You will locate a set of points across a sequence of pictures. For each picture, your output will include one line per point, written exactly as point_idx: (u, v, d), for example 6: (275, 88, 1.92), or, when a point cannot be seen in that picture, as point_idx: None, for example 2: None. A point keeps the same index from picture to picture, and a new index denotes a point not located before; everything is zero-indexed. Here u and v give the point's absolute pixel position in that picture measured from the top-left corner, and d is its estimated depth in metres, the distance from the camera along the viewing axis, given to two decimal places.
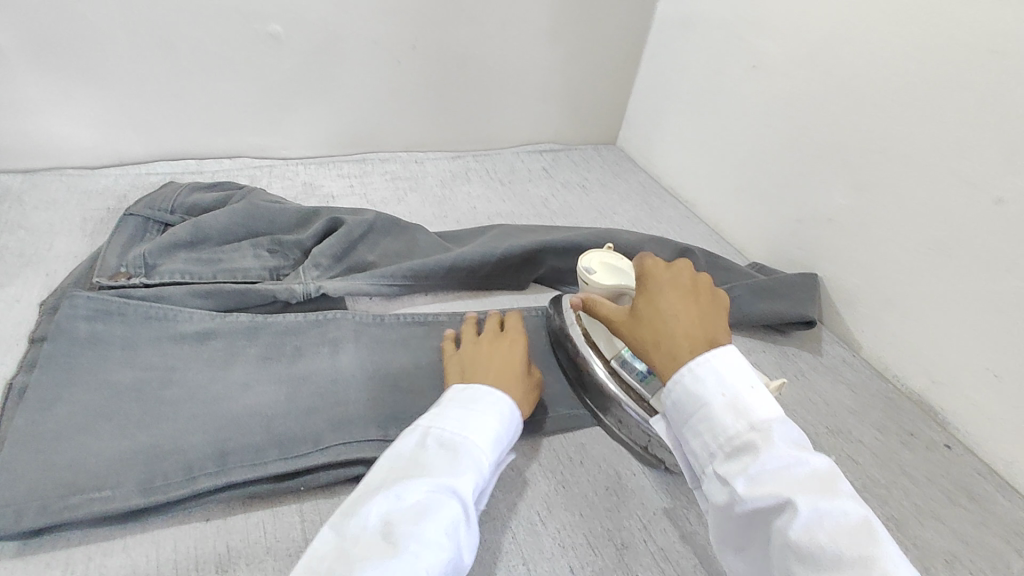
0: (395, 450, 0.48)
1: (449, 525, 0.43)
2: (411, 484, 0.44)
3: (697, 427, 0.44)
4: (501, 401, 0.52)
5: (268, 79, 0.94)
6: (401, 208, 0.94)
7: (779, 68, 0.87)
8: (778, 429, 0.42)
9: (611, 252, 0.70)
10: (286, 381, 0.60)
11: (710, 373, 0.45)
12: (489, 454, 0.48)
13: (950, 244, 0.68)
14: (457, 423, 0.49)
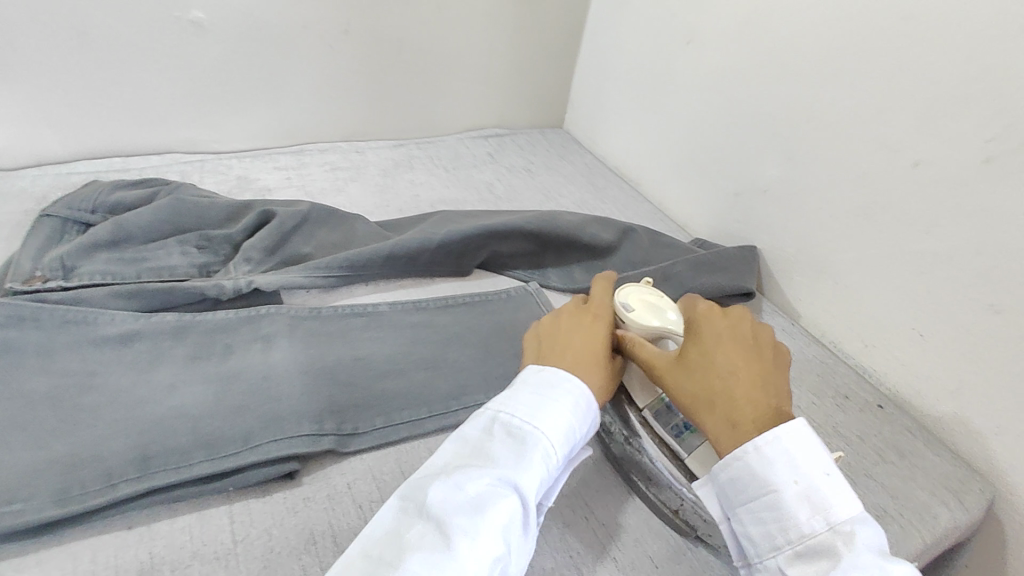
0: (462, 434, 0.47)
1: (504, 521, 0.41)
2: (473, 473, 0.43)
3: (763, 514, 0.44)
4: (582, 389, 0.50)
5: (193, 69, 0.90)
6: (341, 199, 0.92)
7: (713, 42, 0.88)
8: (860, 532, 0.41)
9: (650, 287, 0.62)
10: (215, 381, 0.58)
11: (783, 459, 0.44)
12: (558, 450, 0.46)
13: (874, 210, 0.70)
14: (530, 410, 0.47)
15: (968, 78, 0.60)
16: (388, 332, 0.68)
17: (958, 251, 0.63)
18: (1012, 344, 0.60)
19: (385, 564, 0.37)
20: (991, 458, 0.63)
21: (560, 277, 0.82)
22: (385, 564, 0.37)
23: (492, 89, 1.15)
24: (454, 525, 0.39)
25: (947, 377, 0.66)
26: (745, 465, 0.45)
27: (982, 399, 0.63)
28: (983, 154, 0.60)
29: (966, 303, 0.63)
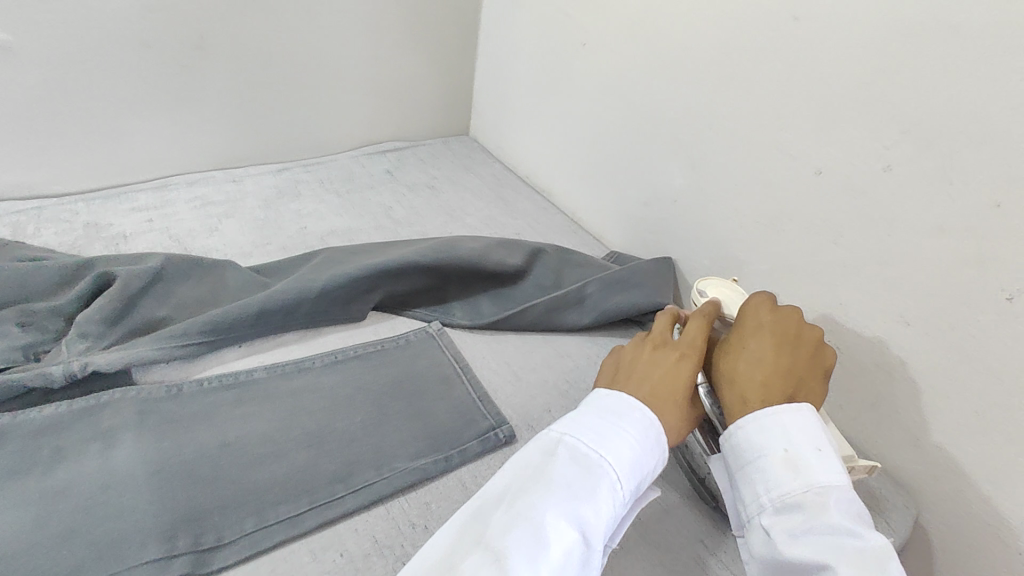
0: (524, 456, 0.45)
1: (568, 554, 0.39)
2: (535, 501, 0.41)
3: (750, 472, 0.45)
4: (650, 418, 0.48)
5: (13, 101, 0.75)
6: (212, 241, 0.80)
7: (607, 43, 0.83)
8: (838, 497, 0.42)
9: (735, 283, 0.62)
10: (34, 502, 0.47)
11: (774, 426, 0.46)
12: (625, 483, 0.44)
13: (783, 219, 0.66)
14: (597, 438, 0.45)
15: (860, 80, 0.57)
16: (262, 406, 0.58)
17: (866, 261, 0.60)
18: (926, 356, 0.57)
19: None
20: (919, 470, 0.61)
21: (466, 312, 0.75)
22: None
23: (385, 100, 1.06)
24: (512, 556, 0.38)
25: (868, 389, 0.63)
26: (740, 430, 0.47)
27: (904, 411, 0.60)
28: (882, 161, 0.56)
29: (880, 315, 0.60)
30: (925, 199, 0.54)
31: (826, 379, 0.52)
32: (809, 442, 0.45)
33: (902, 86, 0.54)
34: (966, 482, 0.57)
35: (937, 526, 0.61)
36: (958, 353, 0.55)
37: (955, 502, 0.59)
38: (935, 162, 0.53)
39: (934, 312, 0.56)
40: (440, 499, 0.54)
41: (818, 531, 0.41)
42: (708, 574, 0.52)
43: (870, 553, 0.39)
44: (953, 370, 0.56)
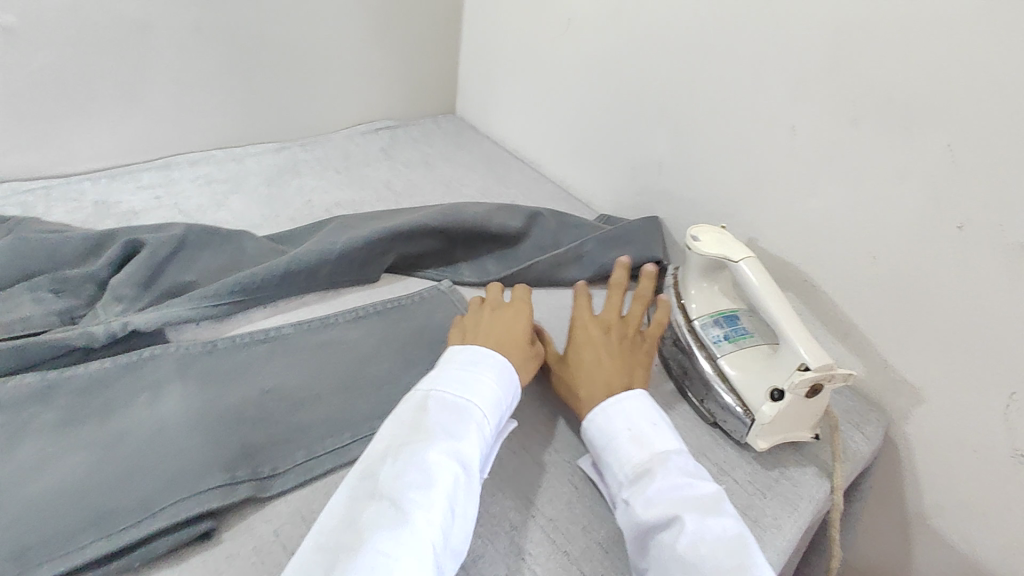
0: (397, 416, 0.51)
1: (454, 486, 0.46)
2: (420, 450, 0.47)
3: (608, 456, 0.54)
4: (500, 359, 0.55)
5: (18, 84, 0.77)
6: (222, 215, 0.83)
7: (591, 19, 0.88)
8: (675, 459, 0.52)
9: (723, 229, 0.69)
10: (98, 444, 0.50)
11: (620, 412, 0.55)
12: (489, 418, 0.51)
13: (761, 173, 0.73)
14: (460, 385, 0.52)
15: (831, 44, 0.63)
16: (294, 355, 0.63)
17: (836, 208, 0.67)
18: (889, 289, 0.65)
19: (346, 547, 0.41)
20: (886, 390, 0.69)
21: (474, 271, 0.80)
22: (346, 548, 0.41)
23: (375, 79, 1.09)
24: (406, 499, 0.44)
25: (840, 322, 0.70)
26: (593, 423, 0.56)
27: (871, 339, 0.68)
28: (850, 116, 0.64)
29: (849, 255, 0.68)
30: (887, 145, 0.62)
31: (639, 376, 0.61)
32: (646, 419, 0.55)
33: (867, 48, 0.61)
34: (925, 396, 0.66)
35: (900, 438, 0.69)
36: (917, 283, 0.63)
37: (916, 415, 0.67)
38: (896, 116, 0.61)
39: (896, 247, 0.63)
40: None
41: (663, 488, 0.50)
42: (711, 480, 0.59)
43: (705, 498, 0.49)
44: (913, 296, 0.64)
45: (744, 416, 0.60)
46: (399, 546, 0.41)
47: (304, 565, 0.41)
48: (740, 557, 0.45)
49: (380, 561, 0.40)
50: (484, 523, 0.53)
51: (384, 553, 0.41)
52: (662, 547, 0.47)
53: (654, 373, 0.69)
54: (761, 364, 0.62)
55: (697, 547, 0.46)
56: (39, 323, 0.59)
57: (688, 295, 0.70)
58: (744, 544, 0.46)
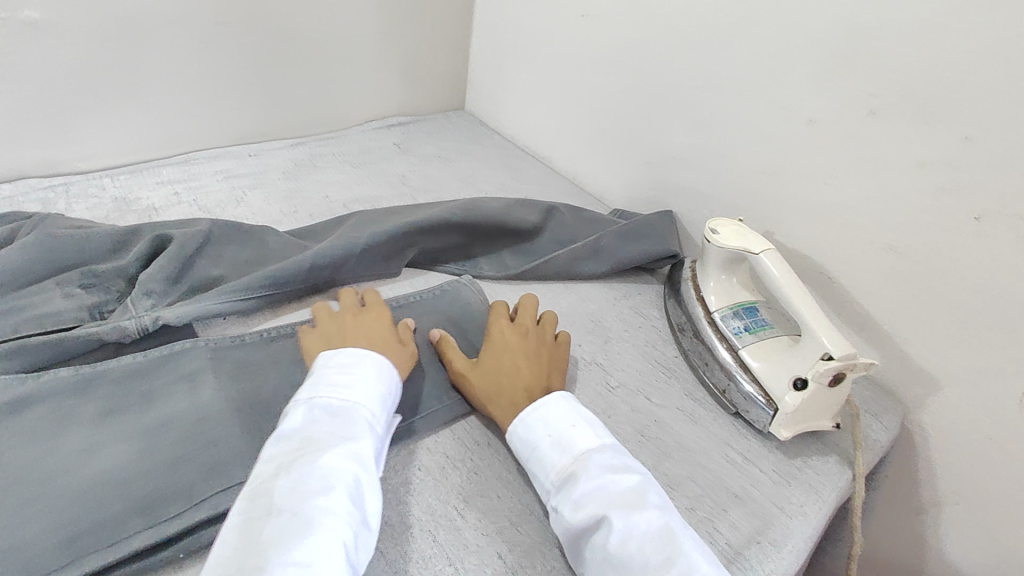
0: (281, 431, 0.48)
1: (354, 485, 0.45)
2: (313, 457, 0.45)
3: (532, 462, 0.52)
4: (375, 358, 0.54)
5: (39, 80, 0.77)
6: (242, 210, 0.84)
7: (608, 14, 0.88)
8: (596, 457, 0.51)
9: (743, 222, 0.70)
10: (137, 437, 0.51)
11: (537, 419, 0.53)
12: (376, 417, 0.51)
13: (779, 167, 0.74)
14: (342, 389, 0.51)
15: (852, 38, 0.64)
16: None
17: (855, 200, 0.68)
18: (907, 280, 0.66)
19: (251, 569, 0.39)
20: (901, 380, 0.70)
21: (492, 265, 0.81)
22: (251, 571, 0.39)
23: (388, 75, 1.09)
24: (310, 506, 0.42)
25: (857, 313, 0.71)
26: (514, 434, 0.54)
27: (888, 330, 0.69)
28: (868, 108, 0.65)
29: (868, 248, 0.69)
30: (907, 138, 0.63)
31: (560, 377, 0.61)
32: (565, 421, 0.53)
33: (888, 41, 0.62)
34: (942, 385, 0.67)
35: (917, 427, 0.70)
36: (933, 274, 0.64)
37: (932, 404, 0.68)
38: (916, 108, 0.61)
39: (913, 239, 0.65)
40: (496, 423, 0.61)
41: (589, 490, 0.48)
42: (737, 469, 0.60)
43: (629, 494, 0.48)
44: (930, 287, 0.65)
45: (766, 406, 0.61)
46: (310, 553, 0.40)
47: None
48: (669, 551, 0.44)
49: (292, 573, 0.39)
50: (517, 511, 0.53)
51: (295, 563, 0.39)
52: (595, 550, 0.46)
53: (675, 365, 0.71)
54: (782, 355, 0.63)
55: (627, 547, 0.45)
56: (71, 318, 0.59)
57: (708, 287, 0.71)
58: (672, 534, 0.46)
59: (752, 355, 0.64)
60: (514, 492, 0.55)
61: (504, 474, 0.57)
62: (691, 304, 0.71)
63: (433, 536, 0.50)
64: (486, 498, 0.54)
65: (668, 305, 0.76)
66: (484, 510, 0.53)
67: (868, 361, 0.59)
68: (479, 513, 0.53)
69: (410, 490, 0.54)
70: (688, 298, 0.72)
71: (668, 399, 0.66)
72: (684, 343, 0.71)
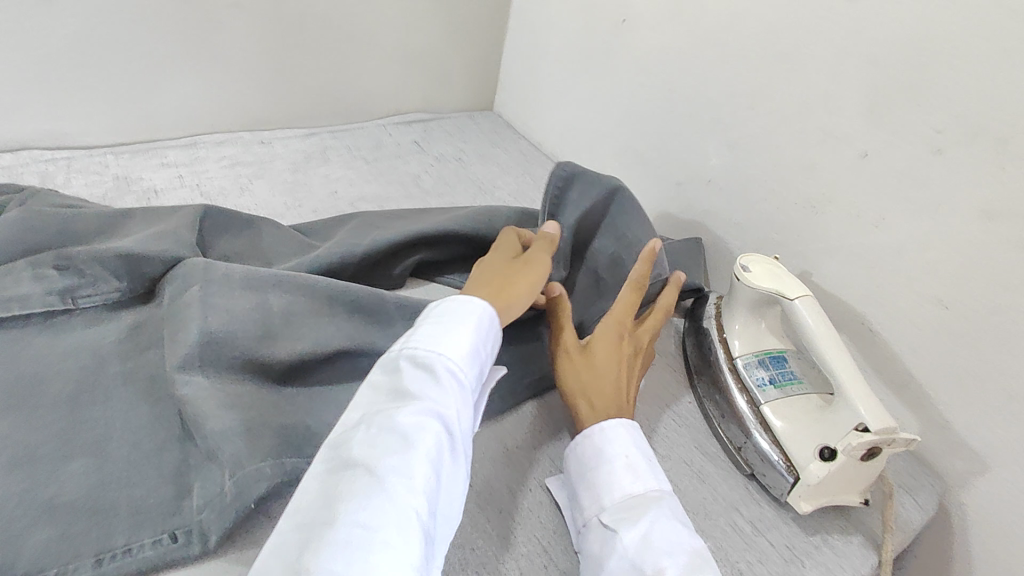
0: (374, 376, 0.45)
1: (436, 448, 0.41)
2: (396, 413, 0.42)
3: (596, 475, 0.49)
4: (474, 312, 0.49)
5: (46, 48, 0.74)
6: (245, 199, 0.80)
7: (647, 20, 0.82)
8: (668, 502, 0.47)
9: (776, 260, 0.63)
10: (87, 449, 0.47)
11: (620, 435, 0.50)
12: (467, 369, 0.46)
13: (821, 200, 0.67)
14: (436, 341, 0.46)
15: (918, 65, 0.57)
16: (242, 335, 0.51)
17: (906, 247, 0.61)
18: (957, 343, 0.59)
19: (323, 522, 0.36)
20: (942, 453, 0.62)
21: None
22: (319, 526, 0.36)
23: (413, 68, 1.05)
24: (388, 465, 0.39)
25: (895, 372, 0.64)
26: (591, 436, 0.51)
27: (931, 395, 0.61)
28: (931, 145, 0.57)
29: (917, 302, 0.61)
30: (973, 182, 0.55)
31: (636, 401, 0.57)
32: (643, 451, 0.50)
33: (960, 72, 0.54)
34: (989, 465, 0.59)
35: (954, 508, 0.62)
36: (990, 339, 0.56)
37: (975, 484, 0.60)
38: (986, 149, 0.54)
39: (969, 297, 0.57)
40: (480, 461, 0.56)
41: (657, 527, 0.44)
42: (749, 539, 0.53)
43: (695, 553, 0.44)
44: (985, 355, 0.57)
45: (787, 472, 0.54)
46: (380, 519, 0.36)
47: (282, 542, 0.36)
48: None
49: (361, 535, 0.35)
50: (491, 567, 0.48)
51: (361, 527, 0.36)
52: None
53: (687, 411, 0.64)
54: (811, 416, 0.56)
55: None
56: (39, 303, 0.55)
57: (732, 330, 0.64)
58: None
59: (774, 412, 0.57)
60: (490, 544, 0.49)
61: (480, 523, 0.51)
62: (712, 346, 0.65)
63: None
64: (459, 548, 0.49)
65: (687, 342, 0.69)
66: (454, 561, 0.48)
67: (910, 436, 0.52)
68: (448, 565, 0.47)
69: None
70: (709, 336, 0.65)
71: (676, 450, 0.60)
72: (700, 389, 0.65)
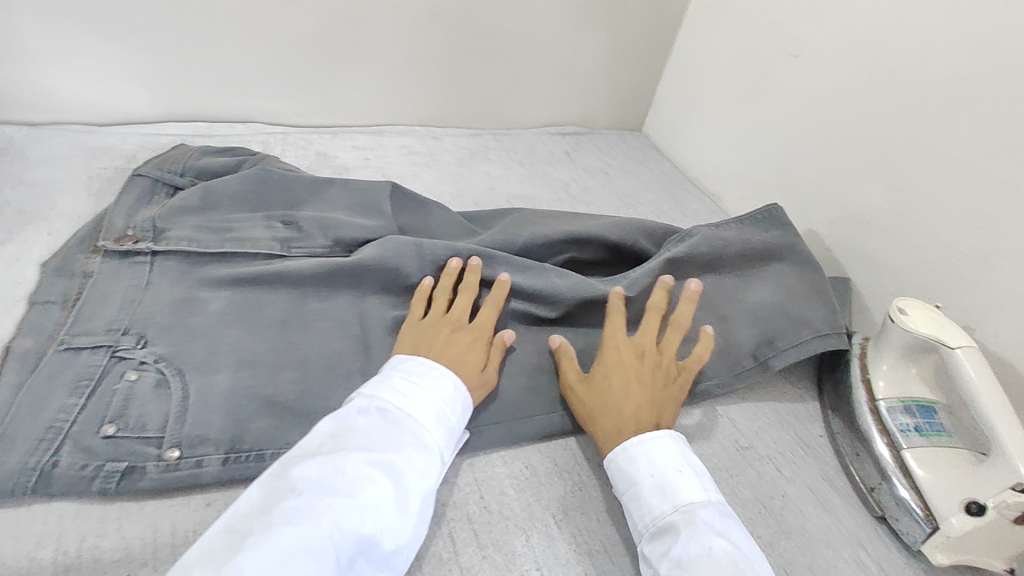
0: (337, 414, 0.49)
1: (373, 496, 0.44)
2: (345, 453, 0.45)
3: (629, 501, 0.51)
4: (448, 382, 0.53)
5: (284, 41, 0.88)
6: (417, 184, 0.91)
7: (822, 57, 0.83)
8: (701, 514, 0.48)
9: (936, 307, 0.61)
10: (293, 365, 0.57)
11: (647, 453, 0.51)
12: (428, 432, 0.50)
13: (995, 255, 0.64)
14: (405, 399, 0.50)
15: None
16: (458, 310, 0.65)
17: None
18: None
19: (253, 533, 0.39)
20: None
21: None
22: (251, 534, 0.39)
23: (574, 84, 1.12)
24: (324, 498, 0.42)
25: None
26: (617, 463, 0.52)
27: None
28: None
29: None
30: None
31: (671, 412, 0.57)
32: (675, 465, 0.51)
33: None
34: None
35: None
36: None
37: None
38: None
39: None
40: None
41: (690, 546, 0.46)
42: None
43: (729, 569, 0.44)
44: None
45: (924, 521, 0.54)
46: (303, 541, 0.40)
47: (211, 540, 0.39)
48: None
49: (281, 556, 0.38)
50: (613, 541, 0.52)
51: (287, 542, 0.39)
52: None
53: (817, 444, 0.64)
54: (960, 469, 0.55)
55: None
56: (265, 245, 0.67)
57: (876, 371, 0.63)
58: None
59: (917, 461, 0.57)
60: (614, 520, 0.53)
61: (607, 500, 0.55)
62: (852, 384, 0.64)
63: (526, 536, 0.51)
64: (585, 517, 0.53)
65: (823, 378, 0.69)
66: (581, 527, 0.52)
67: None
68: (574, 529, 0.52)
69: (513, 485, 0.55)
70: (850, 375, 0.64)
71: (801, 476, 0.60)
72: (833, 424, 0.64)
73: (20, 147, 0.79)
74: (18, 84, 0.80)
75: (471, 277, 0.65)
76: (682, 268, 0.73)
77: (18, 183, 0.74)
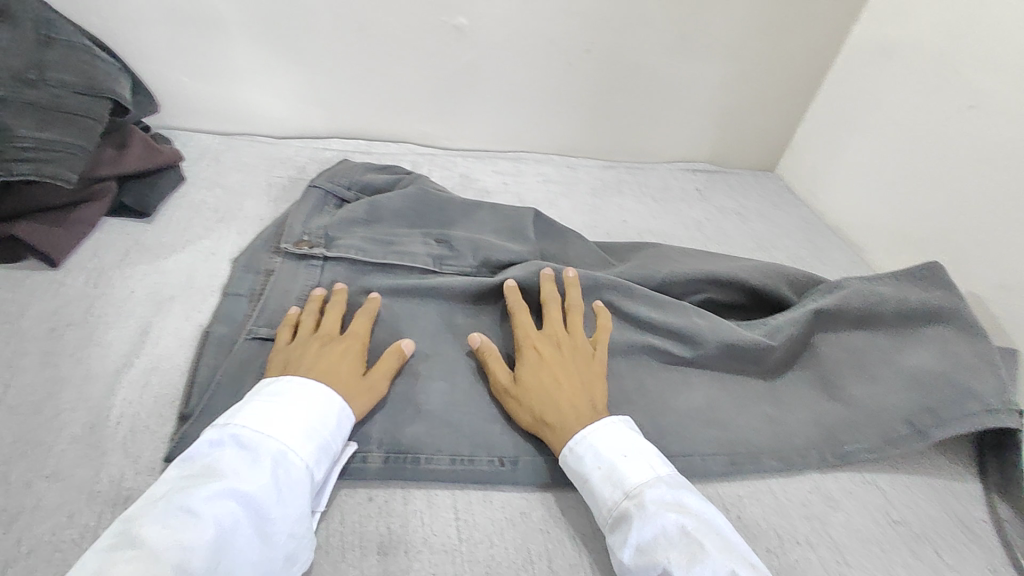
0: (187, 454, 0.46)
1: (227, 532, 0.41)
2: (196, 489, 0.42)
3: (586, 495, 0.51)
4: (314, 398, 0.50)
5: (444, 71, 0.95)
6: (553, 212, 0.93)
7: (1005, 111, 0.77)
8: (649, 493, 0.48)
9: None
10: (446, 376, 0.60)
11: (591, 443, 0.51)
12: (294, 453, 0.47)
13: None
14: (263, 421, 0.47)
15: None
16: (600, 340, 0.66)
17: None
18: None
19: None
20: None
21: None
22: None
23: (712, 122, 1.11)
24: (173, 547, 0.39)
25: None
26: (567, 461, 0.52)
27: None
28: None
29: None
30: None
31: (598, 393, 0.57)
32: (616, 449, 0.51)
33: None
34: None
35: None
36: None
37: None
38: None
39: None
40: (751, 499, 0.58)
41: (646, 529, 0.46)
42: None
43: (684, 545, 0.44)
44: None
45: None
46: None
47: None
48: None
49: None
50: None
51: None
52: None
53: (983, 530, 0.59)
54: None
55: None
56: (422, 261, 0.71)
57: None
58: None
59: None
60: None
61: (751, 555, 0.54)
62: None
63: None
64: None
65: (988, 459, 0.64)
66: None
67: None
68: None
69: None
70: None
71: (965, 564, 0.55)
72: (1002, 511, 0.59)
73: (215, 154, 0.90)
74: (218, 98, 0.92)
75: (338, 297, 0.63)
76: (830, 322, 0.70)
77: (213, 186, 0.84)
